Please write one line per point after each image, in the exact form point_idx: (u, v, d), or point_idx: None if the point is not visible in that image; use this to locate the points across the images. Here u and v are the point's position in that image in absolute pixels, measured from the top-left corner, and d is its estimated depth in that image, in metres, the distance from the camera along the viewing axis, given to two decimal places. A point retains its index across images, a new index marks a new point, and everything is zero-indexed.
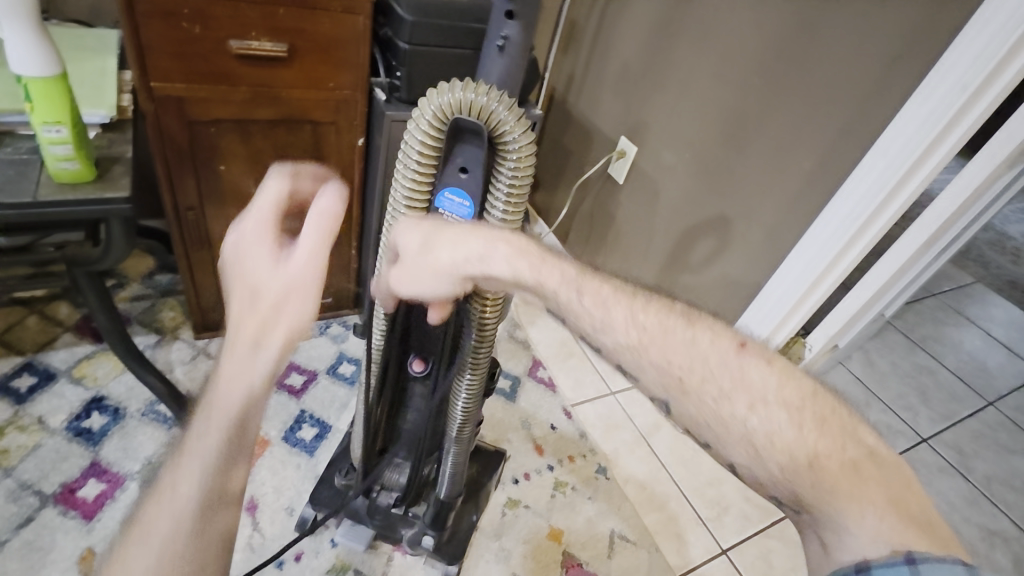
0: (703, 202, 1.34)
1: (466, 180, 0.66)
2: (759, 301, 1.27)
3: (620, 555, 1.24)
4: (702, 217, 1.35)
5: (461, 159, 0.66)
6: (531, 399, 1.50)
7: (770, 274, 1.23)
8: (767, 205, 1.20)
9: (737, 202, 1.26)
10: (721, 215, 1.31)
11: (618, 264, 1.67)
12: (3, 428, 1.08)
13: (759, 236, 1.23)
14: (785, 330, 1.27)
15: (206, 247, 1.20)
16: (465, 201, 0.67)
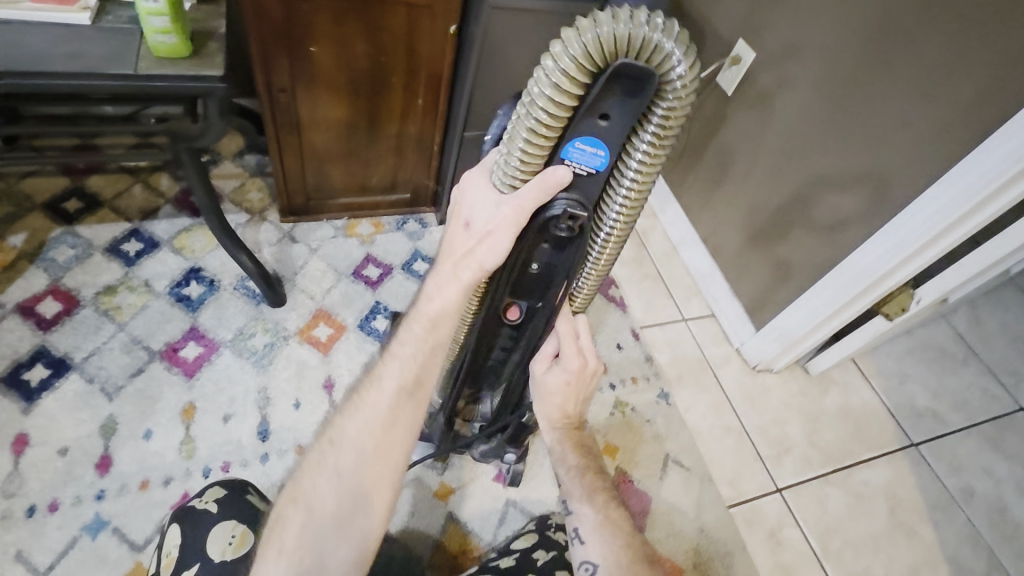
0: (829, 127, 1.20)
1: (606, 127, 0.54)
2: (875, 240, 1.16)
3: (671, 478, 1.27)
4: (826, 140, 1.21)
5: (607, 102, 0.52)
6: (600, 318, 1.48)
7: (892, 215, 1.13)
8: (909, 134, 1.06)
9: (872, 127, 1.12)
10: (851, 140, 1.16)
11: (715, 186, 1.53)
12: (116, 286, 1.18)
13: (891, 169, 1.10)
14: (892, 277, 1.19)
15: (295, 131, 1.19)
16: (602, 150, 0.55)
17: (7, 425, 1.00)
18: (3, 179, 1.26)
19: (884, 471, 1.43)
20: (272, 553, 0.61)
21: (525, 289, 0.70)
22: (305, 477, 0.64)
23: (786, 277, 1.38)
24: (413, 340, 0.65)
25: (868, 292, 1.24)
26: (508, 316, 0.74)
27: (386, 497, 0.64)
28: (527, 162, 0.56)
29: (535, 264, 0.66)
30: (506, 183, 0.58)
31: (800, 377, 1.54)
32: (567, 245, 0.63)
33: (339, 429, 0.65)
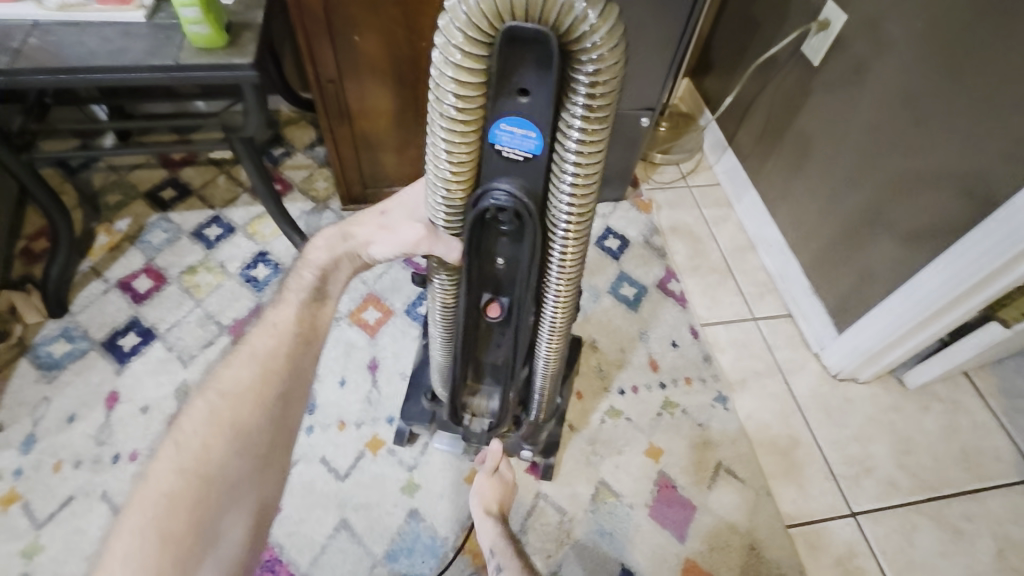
0: (919, 107, 1.05)
1: (528, 105, 0.50)
2: (972, 240, 0.98)
3: (723, 488, 1.17)
4: (919, 119, 1.06)
5: (519, 77, 0.49)
6: (657, 312, 1.40)
7: (988, 215, 0.96)
8: (1016, 116, 0.90)
9: (974, 105, 0.96)
10: (944, 126, 1.01)
11: (794, 171, 1.39)
12: (197, 267, 1.32)
13: (991, 157, 0.95)
14: (986, 290, 1.03)
15: (347, 121, 1.25)
16: (529, 131, 0.51)
17: (103, 383, 1.14)
18: (116, 172, 1.45)
19: (994, 506, 1.21)
20: (146, 533, 0.55)
21: (496, 283, 0.66)
22: (187, 441, 0.61)
23: (872, 278, 1.22)
24: (297, 306, 0.71)
25: (945, 313, 1.10)
26: (488, 313, 0.68)
27: (264, 484, 0.64)
28: (454, 153, 0.55)
29: (497, 256, 0.63)
30: (442, 178, 0.57)
31: (893, 390, 1.35)
32: (522, 237, 0.60)
33: (218, 384, 0.65)
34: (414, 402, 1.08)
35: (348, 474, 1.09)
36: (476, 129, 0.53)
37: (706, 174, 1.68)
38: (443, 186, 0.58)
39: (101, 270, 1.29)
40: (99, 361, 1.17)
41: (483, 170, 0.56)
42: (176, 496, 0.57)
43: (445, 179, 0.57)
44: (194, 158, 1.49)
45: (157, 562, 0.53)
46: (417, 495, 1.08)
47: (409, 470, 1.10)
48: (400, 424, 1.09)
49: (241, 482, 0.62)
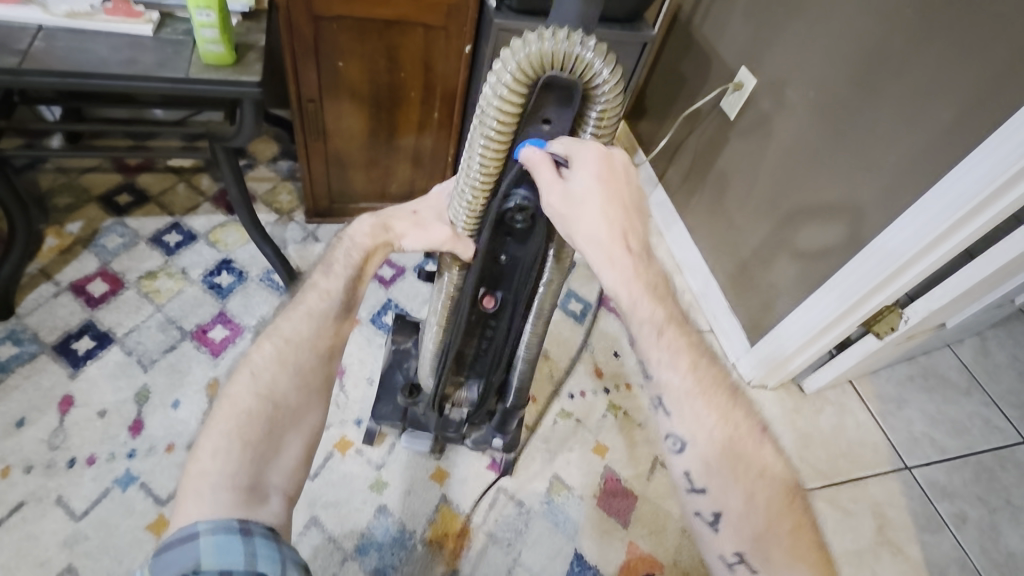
0: (816, 156, 1.29)
1: (549, 130, 0.64)
2: (854, 263, 1.21)
3: (659, 480, 1.32)
4: (806, 172, 1.32)
5: (546, 109, 0.63)
6: (601, 325, 1.55)
7: (851, 257, 1.23)
8: (871, 177, 1.17)
9: (844, 164, 1.22)
10: (832, 172, 1.25)
11: (714, 206, 1.62)
12: (156, 272, 1.31)
13: (866, 197, 1.18)
14: (851, 318, 1.29)
15: (321, 138, 1.32)
16: (548, 151, 0.64)
17: (56, 387, 1.11)
18: (66, 173, 1.41)
19: (874, 491, 1.45)
20: (226, 439, 0.60)
21: (496, 278, 0.78)
22: (259, 371, 0.65)
23: (778, 296, 1.44)
24: (343, 281, 0.72)
25: (824, 333, 1.35)
26: (485, 306, 0.81)
27: (315, 419, 0.68)
28: (485, 165, 0.66)
29: (501, 254, 0.75)
30: (471, 184, 0.68)
31: (794, 394, 1.58)
32: (528, 237, 0.73)
33: (278, 323, 0.70)
34: (385, 403, 1.15)
35: (317, 473, 1.13)
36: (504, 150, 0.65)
37: (640, 205, 1.89)
38: (469, 193, 0.69)
39: (50, 273, 1.26)
40: (51, 364, 1.14)
41: (506, 180, 0.68)
42: (240, 424, 0.62)
43: (472, 187, 0.68)
44: (150, 165, 1.48)
45: (235, 466, 0.59)
46: (385, 492, 1.14)
47: (377, 469, 1.16)
48: (370, 424, 1.16)
49: (300, 418, 0.66)
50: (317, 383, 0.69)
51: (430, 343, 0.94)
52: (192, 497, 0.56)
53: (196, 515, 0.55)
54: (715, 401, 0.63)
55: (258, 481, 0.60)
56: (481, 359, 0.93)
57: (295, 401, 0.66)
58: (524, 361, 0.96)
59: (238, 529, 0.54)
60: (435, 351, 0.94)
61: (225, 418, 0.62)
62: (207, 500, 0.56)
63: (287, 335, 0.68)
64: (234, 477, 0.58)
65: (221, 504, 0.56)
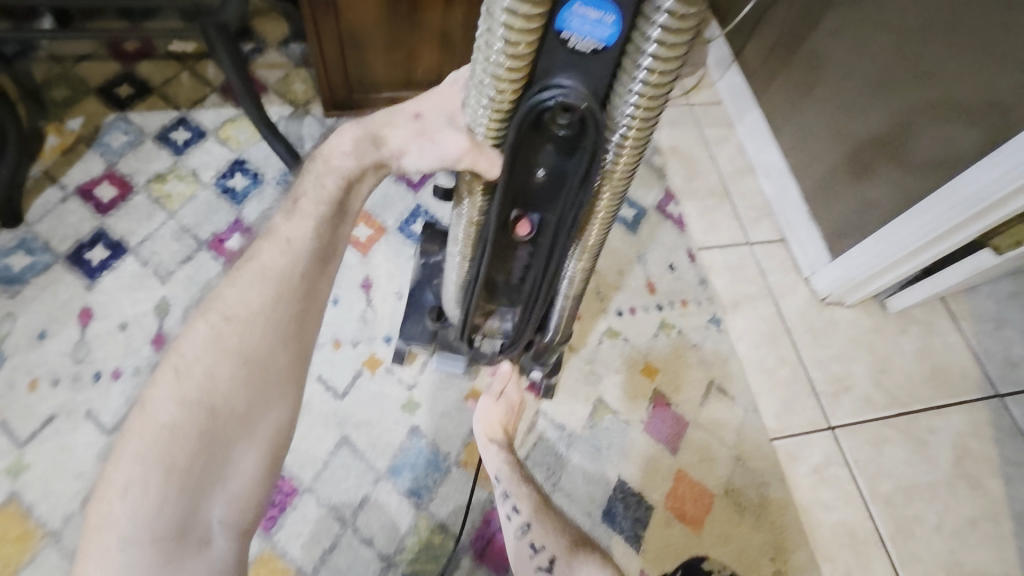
0: (936, 32, 1.01)
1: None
2: (955, 182, 1.04)
3: (713, 405, 1.21)
4: (923, 50, 1.04)
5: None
6: (655, 234, 1.37)
7: (969, 164, 1.02)
8: (1015, 59, 0.92)
9: (979, 40, 0.96)
10: (956, 56, 1.00)
11: (799, 93, 1.35)
12: (166, 175, 1.20)
13: (1000, 91, 0.95)
14: (959, 234, 1.10)
15: (332, 13, 1.12)
16: (608, 13, 0.46)
17: (74, 299, 1.06)
18: (60, 63, 1.27)
19: (958, 421, 1.29)
20: (142, 469, 0.54)
21: (533, 198, 0.62)
22: (187, 368, 0.58)
23: (873, 206, 1.21)
24: (311, 222, 0.62)
25: (923, 250, 1.16)
26: (518, 230, 0.66)
27: (272, 421, 0.62)
28: (513, 41, 0.48)
29: (539, 167, 0.58)
30: (492, 74, 0.52)
31: (875, 313, 1.38)
32: (574, 147, 0.56)
33: (223, 300, 0.61)
34: (414, 322, 1.05)
35: (346, 392, 1.07)
36: (542, 14, 0.47)
37: (708, 91, 1.61)
38: (490, 85, 0.53)
39: (55, 176, 1.16)
40: (67, 275, 1.08)
41: (544, 62, 0.50)
42: (163, 453, 0.55)
43: (494, 76, 0.52)
44: (149, 51, 1.32)
45: (163, 504, 0.54)
46: (418, 413, 1.08)
47: (409, 389, 1.09)
48: (399, 344, 1.07)
49: (245, 427, 0.60)
50: (271, 381, 0.61)
51: (457, 268, 0.80)
52: (105, 542, 0.52)
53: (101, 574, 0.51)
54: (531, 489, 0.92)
55: (188, 521, 0.55)
56: (518, 287, 0.79)
57: (240, 406, 0.59)
58: (570, 288, 0.82)
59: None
60: (462, 278, 0.80)
61: (143, 438, 0.55)
62: (121, 551, 0.52)
63: (229, 313, 0.60)
64: (155, 524, 0.53)
65: (136, 559, 0.52)
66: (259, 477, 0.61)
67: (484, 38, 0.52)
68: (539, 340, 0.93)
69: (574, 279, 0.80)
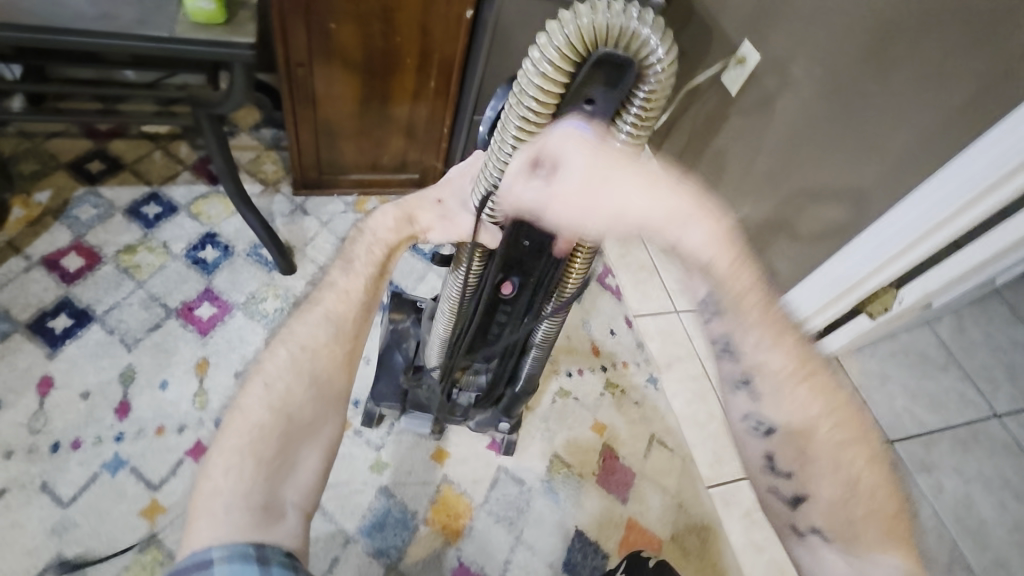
0: (814, 139, 1.29)
1: (590, 112, 0.60)
2: (832, 263, 1.30)
3: (656, 456, 1.33)
4: (805, 152, 1.32)
5: (589, 88, 0.59)
6: (597, 303, 1.54)
7: (843, 244, 1.27)
8: (869, 163, 1.18)
9: (845, 147, 1.23)
10: (831, 157, 1.26)
11: (711, 182, 1.61)
12: (136, 246, 1.24)
13: (865, 187, 1.20)
14: (845, 300, 1.34)
15: (311, 105, 1.25)
16: None
17: (33, 368, 1.05)
18: (30, 139, 1.31)
19: None
20: (238, 457, 0.60)
21: (517, 263, 0.76)
22: (272, 382, 0.64)
23: (776, 277, 1.46)
24: (364, 279, 0.70)
25: (820, 313, 1.39)
26: (502, 290, 0.79)
27: (334, 430, 0.68)
28: (518, 149, 0.62)
29: (526, 239, 0.72)
30: (497, 171, 0.64)
31: None
32: (557, 226, 0.69)
33: (291, 329, 0.68)
34: (385, 384, 1.12)
35: None
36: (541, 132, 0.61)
37: None
38: (496, 179, 0.65)
39: (19, 246, 1.17)
40: (26, 344, 1.07)
41: None
42: (250, 446, 0.61)
43: (498, 172, 0.64)
44: (123, 131, 1.38)
45: (252, 489, 0.59)
46: (385, 473, 1.12)
47: (376, 450, 1.14)
48: (369, 406, 1.13)
49: (314, 428, 0.66)
50: (335, 394, 0.68)
51: (440, 331, 0.91)
52: (207, 514, 0.56)
53: (209, 537, 0.55)
54: (816, 384, 0.60)
55: (273, 498, 0.60)
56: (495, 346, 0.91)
57: (309, 413, 0.65)
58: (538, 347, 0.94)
59: (253, 549, 0.55)
60: (445, 339, 0.92)
61: (240, 433, 0.61)
62: (222, 521, 0.57)
63: (303, 342, 0.67)
64: (248, 499, 0.58)
65: (235, 526, 0.57)
66: (322, 474, 0.67)
67: (493, 144, 0.64)
68: (509, 392, 1.03)
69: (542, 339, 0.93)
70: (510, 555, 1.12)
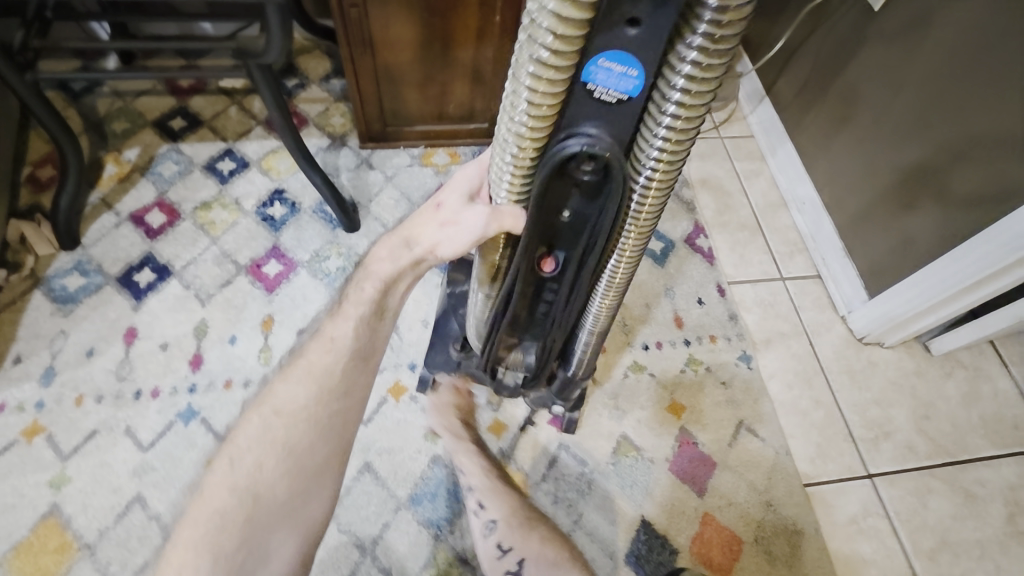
0: (983, 67, 0.98)
1: (635, 38, 0.44)
2: (979, 245, 1.03)
3: (742, 445, 1.17)
4: (969, 83, 1.01)
5: (632, 4, 0.43)
6: (684, 267, 1.36)
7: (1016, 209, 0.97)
8: None
9: None
10: (1004, 99, 0.96)
11: (835, 127, 1.32)
12: (211, 203, 1.26)
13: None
14: (1010, 279, 1.04)
15: (369, 50, 1.17)
16: (632, 69, 0.46)
17: (121, 319, 1.12)
18: (121, 98, 1.37)
19: (1010, 474, 1.20)
20: (197, 551, 0.61)
21: (559, 237, 0.62)
22: (239, 459, 0.67)
23: (914, 243, 1.17)
24: (353, 325, 0.70)
25: (970, 292, 1.11)
26: (542, 269, 0.66)
27: (310, 517, 0.70)
28: (537, 103, 0.49)
29: (565, 210, 0.58)
30: (516, 132, 0.53)
31: (917, 355, 1.32)
32: (601, 192, 0.55)
33: (274, 398, 0.69)
34: (438, 351, 1.07)
35: (371, 418, 1.09)
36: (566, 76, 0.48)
37: (740, 125, 1.61)
38: (514, 142, 0.54)
39: (111, 202, 1.24)
40: (116, 296, 1.14)
41: (567, 114, 0.50)
42: (216, 530, 0.63)
43: (517, 135, 0.53)
44: (202, 87, 1.40)
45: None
46: (439, 442, 1.08)
47: None
48: (424, 372, 1.10)
49: (288, 520, 0.68)
50: (307, 485, 0.69)
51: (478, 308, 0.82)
52: None
53: None
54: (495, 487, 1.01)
55: None
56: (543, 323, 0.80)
57: (283, 498, 0.67)
58: (592, 326, 0.82)
59: None
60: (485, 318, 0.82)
61: (209, 515, 0.63)
62: None
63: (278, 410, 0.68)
64: None
65: None
66: (298, 573, 0.68)
67: (509, 97, 0.52)
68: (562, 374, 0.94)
69: (597, 318, 0.81)
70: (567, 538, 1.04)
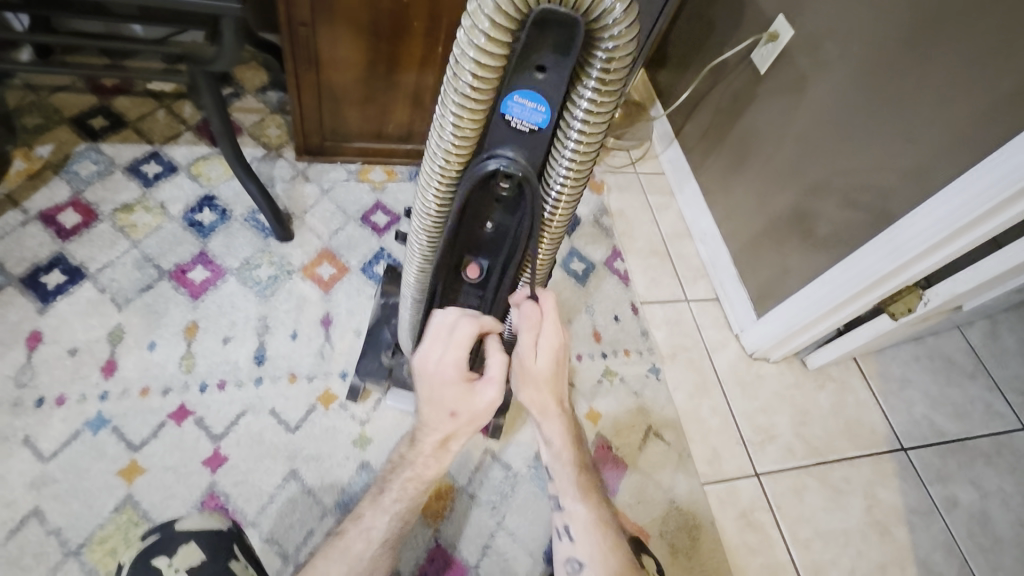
0: (836, 130, 1.21)
1: (543, 81, 0.55)
2: (877, 243, 1.15)
3: (651, 448, 1.30)
4: (828, 142, 1.24)
5: (539, 55, 0.54)
6: (601, 288, 1.49)
7: (860, 245, 1.20)
8: (892, 160, 1.11)
9: (869, 142, 1.15)
10: (870, 138, 1.15)
11: (730, 170, 1.52)
12: (133, 205, 1.22)
13: (895, 180, 1.11)
14: (858, 302, 1.26)
15: (313, 68, 1.21)
16: (541, 105, 0.56)
17: (24, 322, 1.06)
18: (34, 92, 1.30)
19: (867, 470, 1.41)
20: None
21: (481, 246, 0.72)
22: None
23: (791, 273, 1.37)
24: (390, 516, 0.79)
25: (833, 313, 1.31)
26: (467, 274, 0.75)
27: None
28: (460, 127, 0.59)
29: (488, 222, 0.68)
30: (443, 148, 0.62)
31: (796, 369, 1.52)
32: (517, 208, 0.65)
33: (323, 565, 0.75)
34: (371, 359, 1.10)
35: (299, 426, 1.08)
36: (486, 106, 0.58)
37: (652, 163, 1.79)
38: (442, 156, 0.63)
39: (18, 199, 1.17)
40: (19, 298, 1.08)
41: (488, 138, 0.60)
42: None
43: (446, 151, 0.62)
44: (127, 88, 1.36)
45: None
46: (369, 449, 1.09)
47: (361, 424, 1.11)
48: (354, 380, 1.10)
49: None
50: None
51: (408, 307, 0.90)
52: None
53: None
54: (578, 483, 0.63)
55: None
56: None
57: None
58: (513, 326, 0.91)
59: None
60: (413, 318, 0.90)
61: None
62: None
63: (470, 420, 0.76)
64: None
65: None
66: None
67: (438, 121, 0.62)
68: None
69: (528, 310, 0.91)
70: (490, 539, 1.09)
